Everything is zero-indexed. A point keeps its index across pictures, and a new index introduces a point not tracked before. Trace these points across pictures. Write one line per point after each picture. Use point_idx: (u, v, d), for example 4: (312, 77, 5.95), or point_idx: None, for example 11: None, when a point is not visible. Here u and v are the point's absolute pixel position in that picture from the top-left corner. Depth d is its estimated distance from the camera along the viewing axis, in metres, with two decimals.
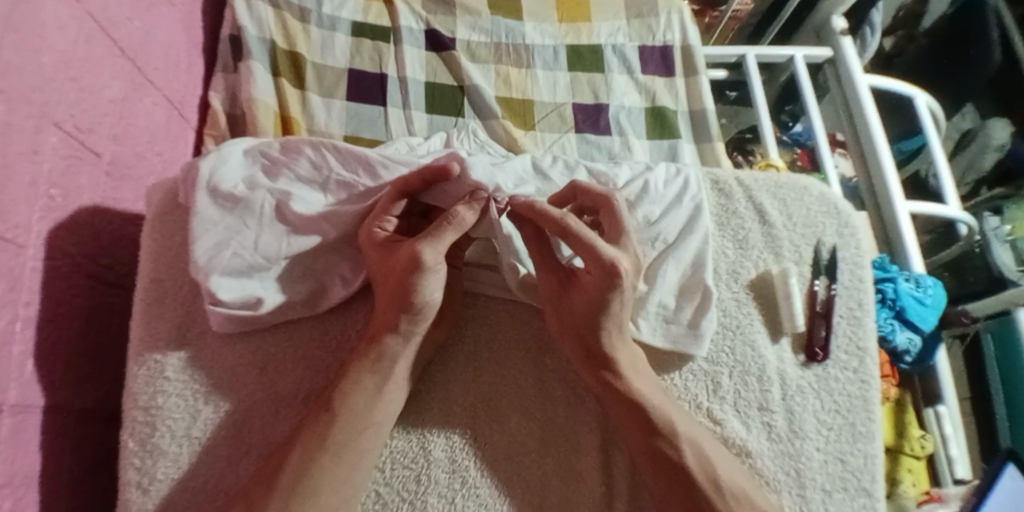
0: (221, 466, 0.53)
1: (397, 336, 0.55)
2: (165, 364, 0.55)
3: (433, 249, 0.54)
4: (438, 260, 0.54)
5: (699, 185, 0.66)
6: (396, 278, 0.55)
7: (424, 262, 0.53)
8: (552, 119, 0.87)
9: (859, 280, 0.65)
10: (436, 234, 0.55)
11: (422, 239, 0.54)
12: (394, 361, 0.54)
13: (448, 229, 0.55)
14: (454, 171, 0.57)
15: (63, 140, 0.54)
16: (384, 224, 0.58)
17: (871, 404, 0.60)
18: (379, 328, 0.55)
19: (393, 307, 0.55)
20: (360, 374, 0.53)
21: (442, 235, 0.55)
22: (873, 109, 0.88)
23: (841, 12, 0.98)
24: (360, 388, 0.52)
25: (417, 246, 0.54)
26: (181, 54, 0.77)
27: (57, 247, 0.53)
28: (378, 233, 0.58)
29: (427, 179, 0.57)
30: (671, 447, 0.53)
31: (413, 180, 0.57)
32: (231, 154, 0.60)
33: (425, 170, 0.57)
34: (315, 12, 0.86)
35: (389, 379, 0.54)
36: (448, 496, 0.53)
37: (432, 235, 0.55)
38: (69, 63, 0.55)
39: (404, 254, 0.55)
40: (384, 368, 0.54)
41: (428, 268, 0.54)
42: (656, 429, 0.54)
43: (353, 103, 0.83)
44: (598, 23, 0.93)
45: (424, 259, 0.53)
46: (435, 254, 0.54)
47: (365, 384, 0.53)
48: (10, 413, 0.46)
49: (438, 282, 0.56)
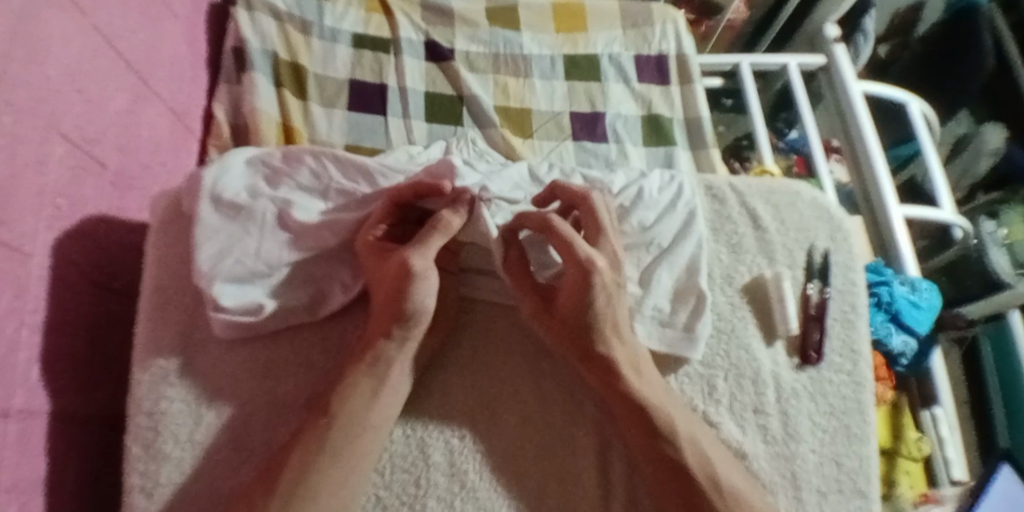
0: (224, 471, 0.53)
1: (392, 341, 0.56)
2: (168, 370, 0.56)
3: (421, 256, 0.56)
4: (427, 267, 0.56)
5: (692, 190, 0.67)
6: (388, 287, 0.57)
7: (414, 270, 0.55)
8: (550, 128, 0.88)
9: (852, 284, 0.66)
10: (424, 242, 0.57)
11: (411, 247, 0.57)
12: (390, 366, 0.55)
13: (435, 234, 0.58)
14: (446, 188, 0.59)
15: (69, 150, 0.55)
16: (376, 230, 0.60)
17: (866, 406, 0.61)
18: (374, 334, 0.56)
19: (387, 312, 0.56)
20: (357, 379, 0.54)
21: (429, 241, 0.57)
22: (866, 115, 0.90)
23: (834, 19, 0.99)
24: (358, 394, 0.53)
25: (405, 255, 0.56)
26: (185, 67, 0.79)
27: (63, 255, 0.54)
28: (373, 239, 0.59)
29: (420, 192, 0.59)
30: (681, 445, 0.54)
31: (405, 192, 0.59)
32: (233, 164, 0.61)
33: (417, 184, 0.59)
34: (316, 24, 0.87)
35: (387, 384, 0.55)
36: (447, 499, 0.54)
37: (420, 242, 0.57)
38: (76, 76, 0.56)
39: (393, 261, 0.57)
40: (380, 373, 0.55)
41: (416, 275, 0.56)
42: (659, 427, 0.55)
43: (353, 113, 0.85)
44: (594, 34, 0.95)
45: (413, 267, 0.55)
46: (424, 261, 0.56)
47: (363, 389, 0.53)
48: (16, 419, 0.47)
49: (430, 290, 0.57)
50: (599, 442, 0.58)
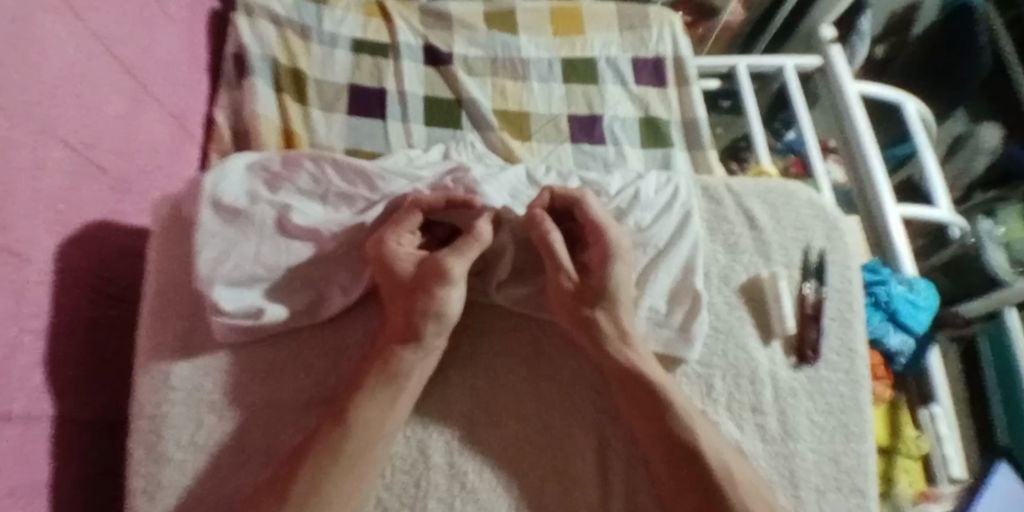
0: (226, 474, 0.54)
1: (416, 352, 0.56)
2: (170, 373, 0.56)
3: (460, 262, 0.57)
4: (463, 274, 0.57)
5: (689, 192, 0.68)
6: (415, 293, 0.57)
7: (451, 275, 0.56)
8: (548, 130, 0.89)
9: (848, 283, 0.66)
10: (461, 248, 0.58)
11: (449, 253, 0.57)
12: (410, 375, 0.55)
13: (473, 244, 0.58)
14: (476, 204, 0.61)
15: (68, 156, 0.56)
16: (397, 237, 0.59)
17: (862, 404, 0.61)
18: (397, 339, 0.56)
19: (410, 317, 0.56)
20: (377, 389, 0.54)
21: (468, 250, 0.58)
22: (861, 114, 0.90)
23: (830, 20, 1.00)
24: (375, 404, 0.53)
25: (443, 260, 0.57)
26: (183, 72, 0.79)
27: (64, 260, 0.55)
28: (394, 245, 0.58)
29: (450, 205, 0.60)
30: (673, 445, 0.54)
31: (436, 202, 0.60)
32: (233, 169, 0.62)
33: (449, 197, 0.60)
34: (315, 29, 0.88)
35: (404, 392, 0.55)
36: (448, 500, 0.54)
37: (456, 248, 0.58)
38: (73, 80, 0.57)
39: (427, 265, 0.57)
40: (400, 382, 0.55)
41: (451, 280, 0.56)
42: (657, 423, 0.55)
43: (353, 118, 0.85)
44: (591, 36, 0.95)
45: (452, 271, 0.56)
46: (463, 269, 0.57)
47: (382, 399, 0.54)
48: (17, 422, 0.48)
49: (458, 298, 0.57)
50: (598, 442, 0.58)
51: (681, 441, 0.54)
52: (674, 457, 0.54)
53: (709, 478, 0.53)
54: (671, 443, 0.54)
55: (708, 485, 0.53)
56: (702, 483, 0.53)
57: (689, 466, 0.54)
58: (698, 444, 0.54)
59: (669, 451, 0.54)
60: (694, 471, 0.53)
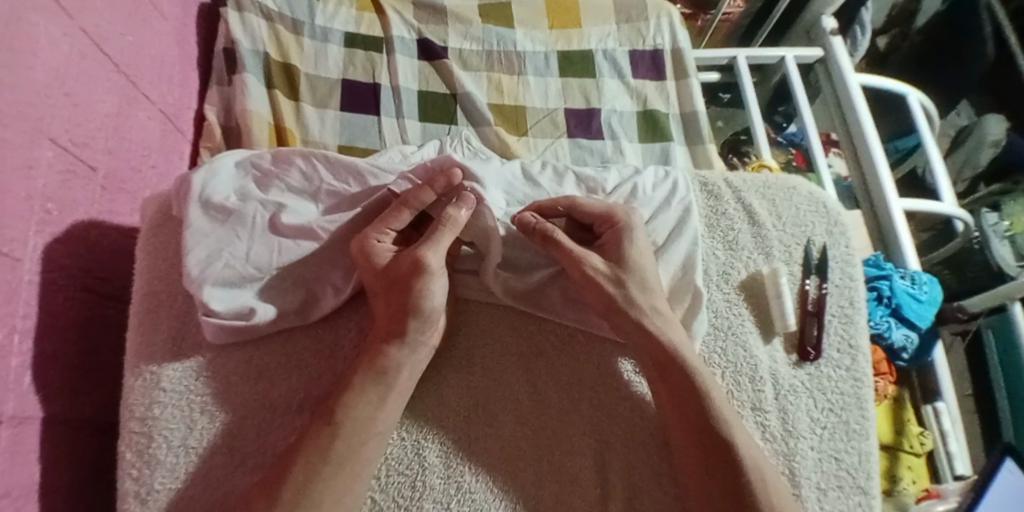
0: (219, 476, 0.53)
1: (397, 347, 0.55)
2: (161, 375, 0.55)
3: (436, 253, 0.57)
4: (440, 264, 0.57)
5: (687, 187, 0.67)
6: (397, 291, 0.56)
7: (428, 266, 0.56)
8: (545, 125, 0.88)
9: (849, 279, 0.65)
10: (434, 239, 0.57)
11: (422, 245, 0.57)
12: (398, 372, 0.54)
13: (445, 231, 0.58)
14: (455, 178, 0.59)
15: (59, 155, 0.54)
16: (379, 235, 0.58)
17: (865, 401, 0.60)
18: (385, 335, 0.56)
19: (399, 315, 0.56)
20: (365, 386, 0.53)
21: (440, 238, 0.57)
22: (863, 106, 0.88)
23: (831, 12, 0.98)
24: (365, 400, 0.53)
25: (418, 251, 0.56)
26: (175, 69, 0.78)
27: (55, 261, 0.54)
28: (375, 241, 0.58)
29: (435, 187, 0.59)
30: (699, 433, 0.53)
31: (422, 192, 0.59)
32: (222, 166, 0.61)
33: (432, 181, 0.59)
34: (307, 25, 0.87)
35: (393, 390, 0.54)
36: (443, 500, 0.53)
37: (430, 240, 0.57)
38: (64, 79, 0.56)
39: (405, 259, 0.57)
40: (389, 380, 0.54)
41: (430, 272, 0.56)
42: (681, 416, 0.54)
43: (346, 113, 0.84)
44: (588, 29, 0.93)
45: (427, 263, 0.56)
46: (438, 259, 0.57)
47: (371, 397, 0.53)
48: (9, 424, 0.47)
49: (440, 289, 0.57)
50: (597, 443, 0.57)
51: (714, 434, 0.53)
52: (700, 452, 0.53)
53: (708, 474, 0.52)
54: (700, 435, 0.53)
55: (705, 480, 0.52)
56: (729, 478, 0.52)
57: (713, 460, 0.52)
58: (724, 443, 0.53)
59: (698, 445, 0.53)
60: (720, 465, 0.52)
